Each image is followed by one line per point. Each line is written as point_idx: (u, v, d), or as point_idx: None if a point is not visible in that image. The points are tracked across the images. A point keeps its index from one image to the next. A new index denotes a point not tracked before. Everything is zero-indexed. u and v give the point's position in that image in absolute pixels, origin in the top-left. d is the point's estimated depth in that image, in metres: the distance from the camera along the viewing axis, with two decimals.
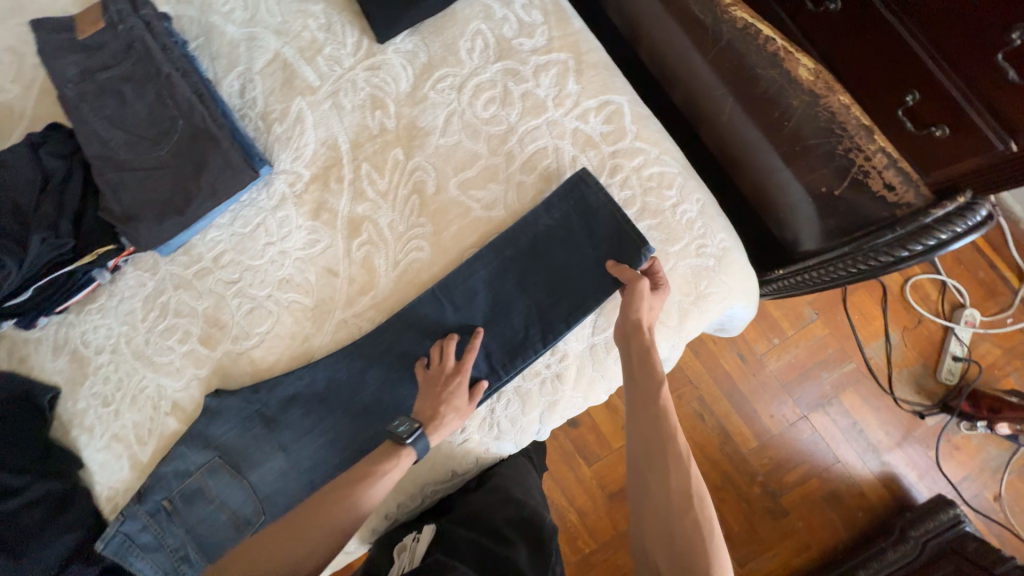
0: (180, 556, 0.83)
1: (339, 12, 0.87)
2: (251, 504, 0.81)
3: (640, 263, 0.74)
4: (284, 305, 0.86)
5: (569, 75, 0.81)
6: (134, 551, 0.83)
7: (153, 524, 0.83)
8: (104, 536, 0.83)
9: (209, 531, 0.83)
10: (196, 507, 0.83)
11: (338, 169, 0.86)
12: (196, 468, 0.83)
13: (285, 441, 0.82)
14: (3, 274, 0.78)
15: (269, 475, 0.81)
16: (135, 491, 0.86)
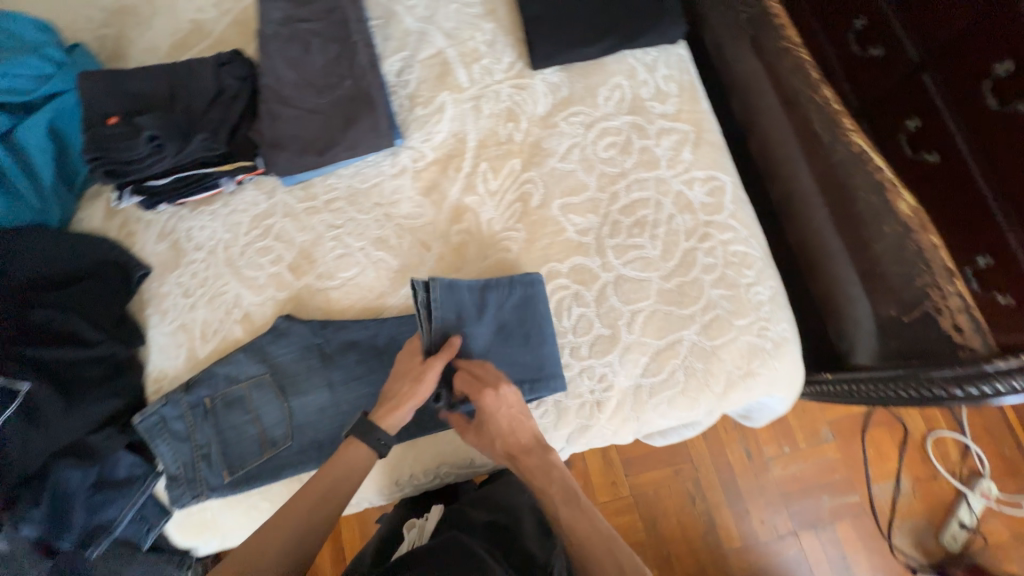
0: (199, 454, 0.86)
1: (504, 34, 0.99)
2: (284, 427, 0.86)
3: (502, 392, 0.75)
4: (372, 260, 0.94)
5: (687, 144, 0.90)
6: (161, 436, 0.87)
7: (188, 416, 0.88)
8: (143, 411, 0.88)
9: (235, 440, 0.86)
10: (233, 413, 0.87)
11: (460, 160, 0.95)
12: (246, 378, 0.89)
13: (334, 380, 0.88)
14: (158, 155, 0.87)
15: (309, 407, 0.86)
16: (184, 381, 0.91)
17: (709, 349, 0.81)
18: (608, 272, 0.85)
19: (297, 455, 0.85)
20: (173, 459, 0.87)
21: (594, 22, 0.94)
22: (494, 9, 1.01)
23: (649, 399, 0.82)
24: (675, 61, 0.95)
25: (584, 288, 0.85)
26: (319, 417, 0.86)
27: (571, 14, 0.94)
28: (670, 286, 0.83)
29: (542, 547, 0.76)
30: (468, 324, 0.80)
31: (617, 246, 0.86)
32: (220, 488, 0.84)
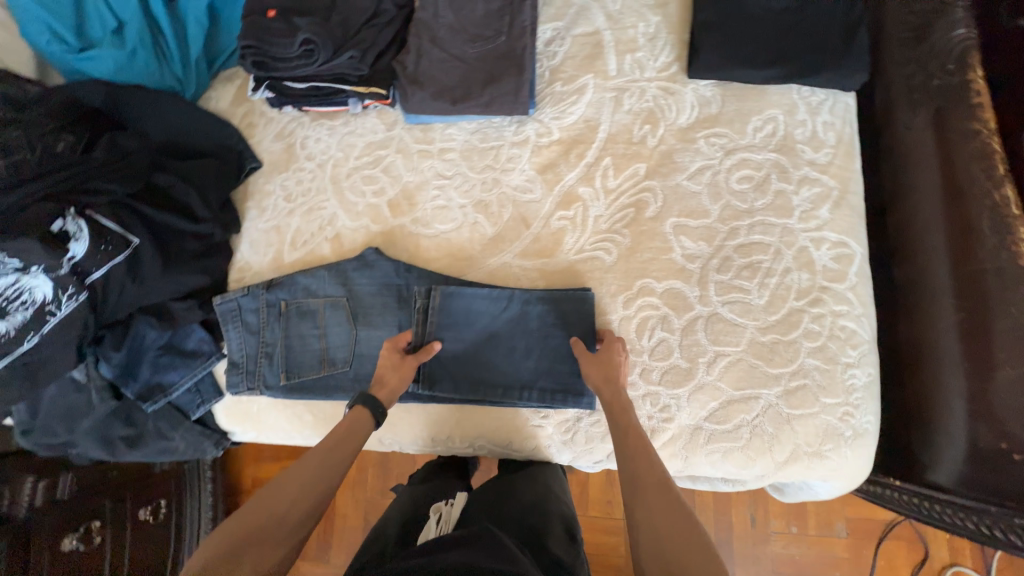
0: (264, 351, 0.90)
1: (668, 32, 0.94)
2: (345, 352, 0.88)
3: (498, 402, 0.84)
4: (469, 220, 0.93)
5: (827, 201, 0.84)
6: (233, 323, 0.91)
7: (261, 313, 0.91)
8: (223, 295, 0.92)
9: (298, 349, 0.89)
10: (303, 324, 0.90)
11: (584, 147, 0.92)
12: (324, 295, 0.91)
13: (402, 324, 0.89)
14: (305, 62, 0.89)
15: (372, 341, 0.89)
16: (266, 279, 0.94)
17: (784, 415, 0.78)
18: (703, 305, 0.82)
19: (350, 381, 0.88)
20: (238, 348, 0.90)
21: (770, 45, 0.87)
22: (665, 2, 0.96)
23: (703, 444, 0.79)
24: (842, 110, 0.88)
25: (673, 314, 0.83)
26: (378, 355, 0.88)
27: (749, 29, 0.88)
28: (763, 340, 0.79)
29: (569, 552, 0.73)
30: (459, 327, 0.86)
31: (720, 283, 0.82)
32: (274, 389, 0.88)
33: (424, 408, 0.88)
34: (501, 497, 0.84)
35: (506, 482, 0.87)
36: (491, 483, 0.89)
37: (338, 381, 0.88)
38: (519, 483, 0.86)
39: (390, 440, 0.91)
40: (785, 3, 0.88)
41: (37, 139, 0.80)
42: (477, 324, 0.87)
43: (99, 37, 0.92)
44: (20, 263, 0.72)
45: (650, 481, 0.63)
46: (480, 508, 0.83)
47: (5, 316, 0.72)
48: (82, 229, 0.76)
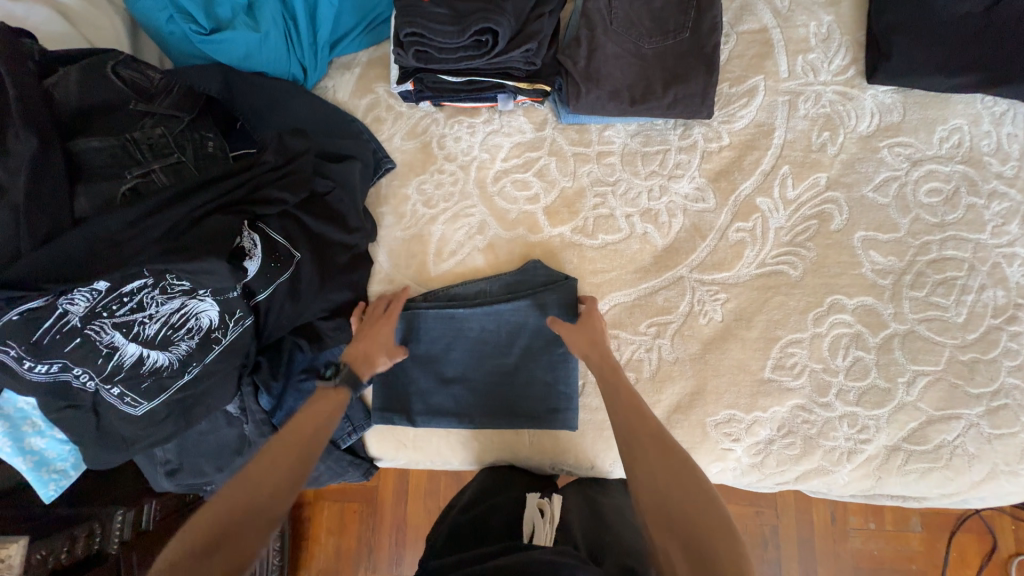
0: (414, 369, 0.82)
1: (842, 34, 0.90)
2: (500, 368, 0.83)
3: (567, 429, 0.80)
4: (637, 231, 0.87)
5: (1017, 216, 0.82)
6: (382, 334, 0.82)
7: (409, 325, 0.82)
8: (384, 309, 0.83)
9: (461, 369, 0.82)
10: (464, 339, 0.82)
11: (759, 154, 0.87)
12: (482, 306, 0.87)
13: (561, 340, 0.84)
14: (471, 54, 0.81)
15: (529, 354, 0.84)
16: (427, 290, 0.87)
17: (986, 435, 0.77)
18: (899, 322, 0.80)
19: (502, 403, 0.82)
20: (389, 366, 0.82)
21: (965, 50, 0.83)
22: (838, 0, 0.91)
23: (901, 465, 0.78)
24: (1022, 120, 0.86)
25: (867, 332, 0.80)
26: (538, 376, 0.81)
27: (941, 33, 0.84)
28: (962, 358, 0.78)
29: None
30: (432, 343, 0.82)
31: (916, 300, 0.80)
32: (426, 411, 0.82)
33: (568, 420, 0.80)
34: (597, 526, 0.74)
35: (600, 513, 0.77)
36: (583, 502, 0.81)
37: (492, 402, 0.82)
38: (618, 516, 0.78)
39: (533, 457, 0.85)
40: (969, 7, 0.84)
41: (179, 136, 0.70)
42: (464, 339, 0.82)
43: (228, 15, 0.80)
44: (187, 286, 0.63)
45: (623, 392, 0.65)
46: (587, 528, 0.75)
47: (171, 346, 0.64)
48: (254, 245, 0.68)
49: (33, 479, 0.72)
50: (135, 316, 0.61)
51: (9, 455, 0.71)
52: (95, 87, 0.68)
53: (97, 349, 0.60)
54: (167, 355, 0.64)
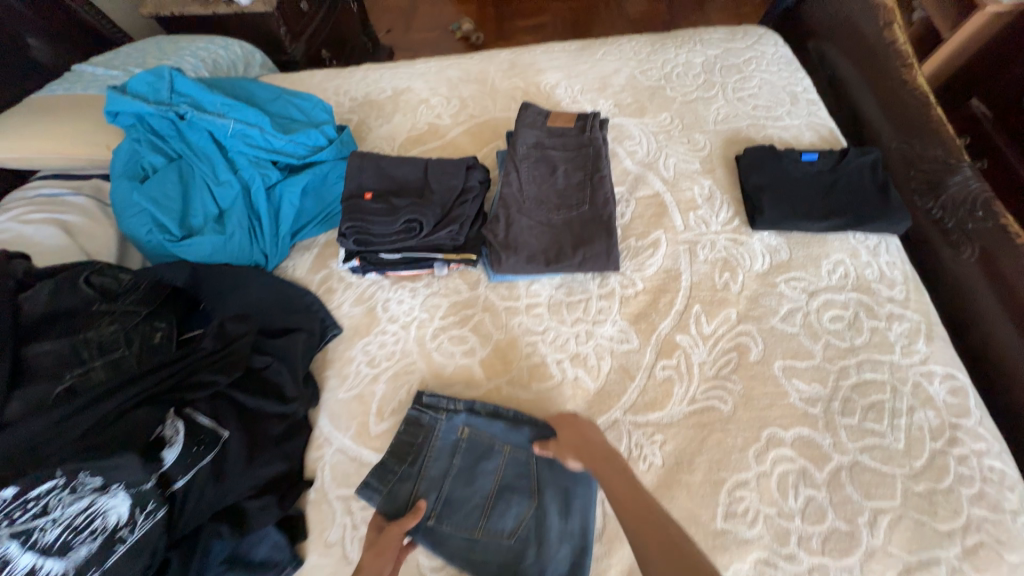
0: (399, 494, 0.79)
1: (722, 193, 1.07)
2: (481, 515, 0.77)
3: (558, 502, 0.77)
4: (569, 376, 0.91)
5: (920, 335, 0.87)
6: (393, 457, 0.83)
7: (412, 461, 0.82)
8: (394, 499, 0.79)
9: (462, 515, 0.78)
10: (467, 519, 0.77)
11: (671, 296, 0.96)
12: (496, 458, 0.82)
13: (554, 529, 0.75)
14: (405, 236, 0.94)
15: (517, 518, 0.77)
16: (436, 490, 0.80)
17: None
18: (841, 453, 0.78)
19: (463, 541, 0.76)
20: (377, 483, 0.80)
21: (824, 200, 0.98)
22: (712, 169, 1.11)
23: None
24: (896, 250, 0.97)
25: (812, 467, 0.78)
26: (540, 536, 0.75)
27: (798, 189, 1.00)
28: (918, 490, 0.75)
29: None
30: (435, 519, 0.77)
31: (851, 428, 0.80)
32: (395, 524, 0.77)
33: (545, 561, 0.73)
34: None
35: None
36: None
37: (452, 543, 0.76)
38: None
39: None
40: (816, 168, 1.03)
41: (131, 329, 0.78)
42: (469, 526, 0.77)
43: (199, 223, 0.94)
44: (99, 481, 0.63)
45: (606, 458, 0.71)
46: None
47: (69, 553, 0.61)
48: (177, 431, 0.70)
49: None
50: (37, 521, 0.60)
51: None
52: (60, 298, 0.77)
53: None
54: (63, 564, 0.60)
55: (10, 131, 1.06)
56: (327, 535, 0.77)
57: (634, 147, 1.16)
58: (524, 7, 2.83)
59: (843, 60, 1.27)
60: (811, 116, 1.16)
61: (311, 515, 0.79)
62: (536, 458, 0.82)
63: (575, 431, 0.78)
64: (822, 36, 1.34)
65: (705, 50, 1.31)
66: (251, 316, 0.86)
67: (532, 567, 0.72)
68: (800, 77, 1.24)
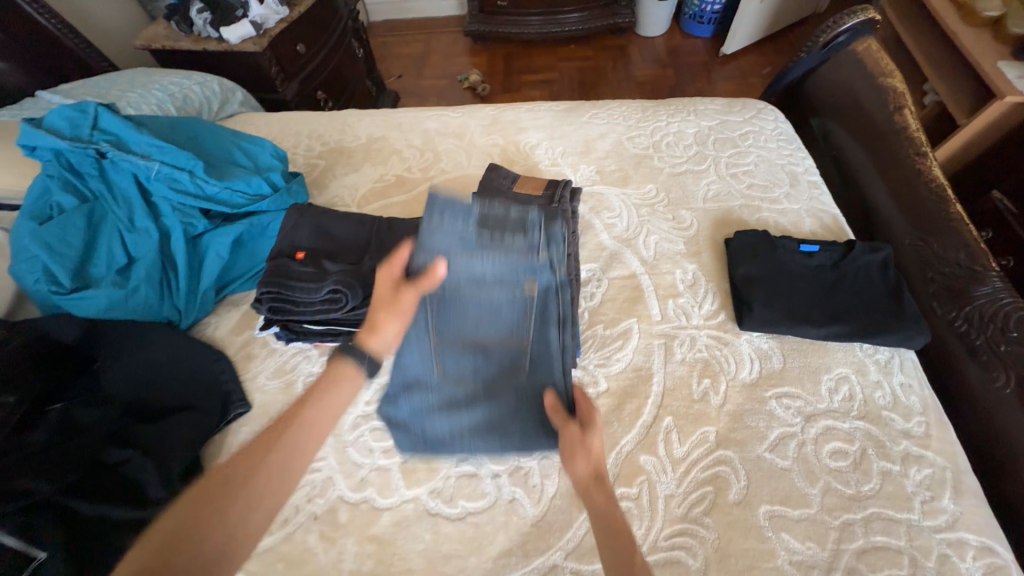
0: (448, 251, 0.70)
1: (707, 281, 0.93)
2: (450, 343, 0.75)
3: (486, 412, 0.76)
4: (505, 496, 0.73)
5: (946, 487, 0.69)
6: (476, 221, 0.69)
7: (483, 237, 0.70)
8: (442, 237, 0.70)
9: (454, 317, 0.74)
10: (442, 329, 0.74)
11: (639, 402, 0.80)
12: (516, 337, 0.75)
13: (459, 421, 0.76)
14: (332, 305, 0.81)
15: (461, 376, 0.76)
16: (444, 294, 0.73)
17: None
18: None
19: (421, 335, 0.75)
20: (443, 221, 0.69)
21: (826, 301, 0.84)
22: (698, 251, 0.98)
23: None
24: (912, 368, 0.81)
25: None
26: (468, 399, 0.76)
27: (795, 285, 0.86)
28: None
29: None
30: (439, 292, 0.73)
31: None
32: (421, 259, 0.70)
33: (435, 425, 0.76)
34: None
35: None
36: None
37: (418, 323, 0.74)
38: None
39: None
40: (816, 261, 0.89)
41: None
42: (428, 339, 0.75)
43: (100, 273, 0.83)
44: None
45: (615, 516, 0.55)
46: None
47: None
48: None
49: None
50: None
51: None
52: None
53: None
54: None
55: None
56: None
57: (613, 220, 1.04)
58: (533, 62, 2.86)
59: (852, 141, 1.16)
60: (812, 201, 1.03)
61: None
62: (527, 379, 0.76)
63: (587, 414, 0.67)
64: (828, 113, 1.24)
65: (699, 121, 1.22)
66: (113, 397, 0.75)
67: (434, 418, 0.76)
68: (801, 157, 1.13)
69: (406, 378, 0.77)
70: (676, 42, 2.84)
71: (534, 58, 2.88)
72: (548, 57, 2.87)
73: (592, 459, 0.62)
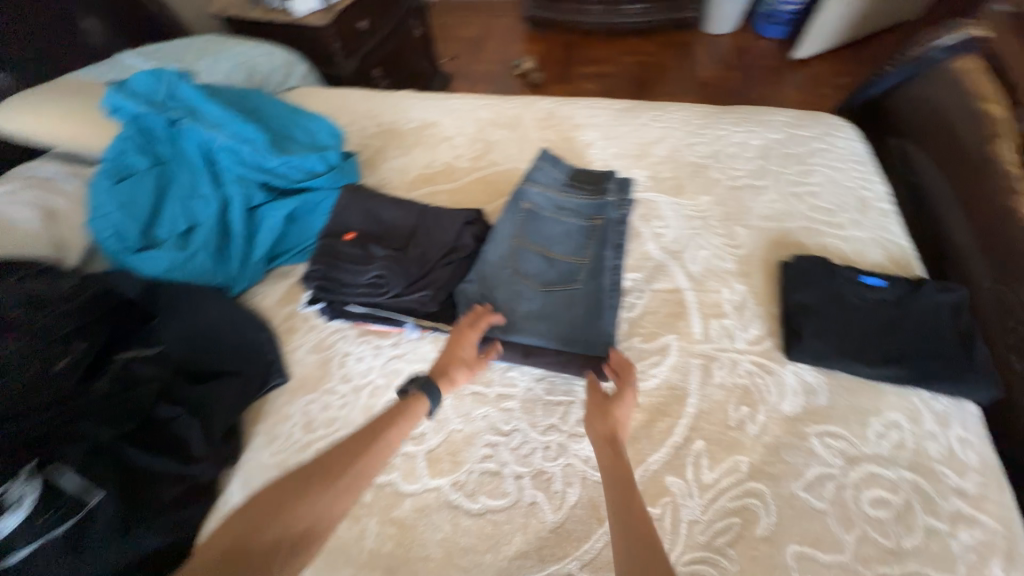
0: (544, 187, 0.92)
1: (756, 304, 0.89)
2: (525, 245, 0.87)
3: (541, 308, 0.82)
4: (525, 498, 0.74)
5: (997, 554, 0.64)
6: (568, 175, 0.94)
7: (573, 184, 0.92)
8: (547, 175, 0.93)
9: (536, 228, 0.89)
10: (522, 234, 0.88)
11: (670, 421, 0.78)
12: (581, 252, 0.86)
13: (515, 311, 0.82)
14: (374, 289, 0.84)
15: (527, 274, 0.85)
16: (535, 210, 0.90)
17: None
18: None
19: (505, 236, 0.88)
20: (544, 168, 0.94)
21: (887, 341, 0.79)
22: (750, 271, 0.94)
23: None
24: (973, 422, 0.75)
25: None
26: (530, 293, 0.83)
27: (852, 319, 0.81)
28: None
29: None
30: (531, 209, 0.90)
31: None
32: (525, 184, 0.91)
33: (496, 309, 0.83)
34: None
35: None
36: None
37: (507, 226, 0.89)
38: None
39: None
40: (880, 295, 0.83)
41: (38, 352, 0.72)
42: (510, 241, 0.88)
43: (164, 236, 0.87)
44: None
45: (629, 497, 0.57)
46: None
47: None
48: (23, 498, 0.60)
49: None
50: None
51: None
52: None
53: None
54: None
55: (37, 105, 1.05)
56: None
57: (662, 230, 1.01)
58: (590, 53, 2.79)
59: (932, 168, 1.08)
60: (880, 230, 0.97)
61: None
62: (584, 287, 0.83)
63: (624, 396, 0.69)
64: (909, 134, 1.15)
65: (765, 133, 1.15)
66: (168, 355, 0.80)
67: (496, 302, 0.83)
68: (874, 181, 1.05)
69: (480, 268, 0.86)
70: (745, 42, 2.70)
71: (592, 49, 2.81)
72: (607, 48, 2.79)
73: (609, 422, 0.67)
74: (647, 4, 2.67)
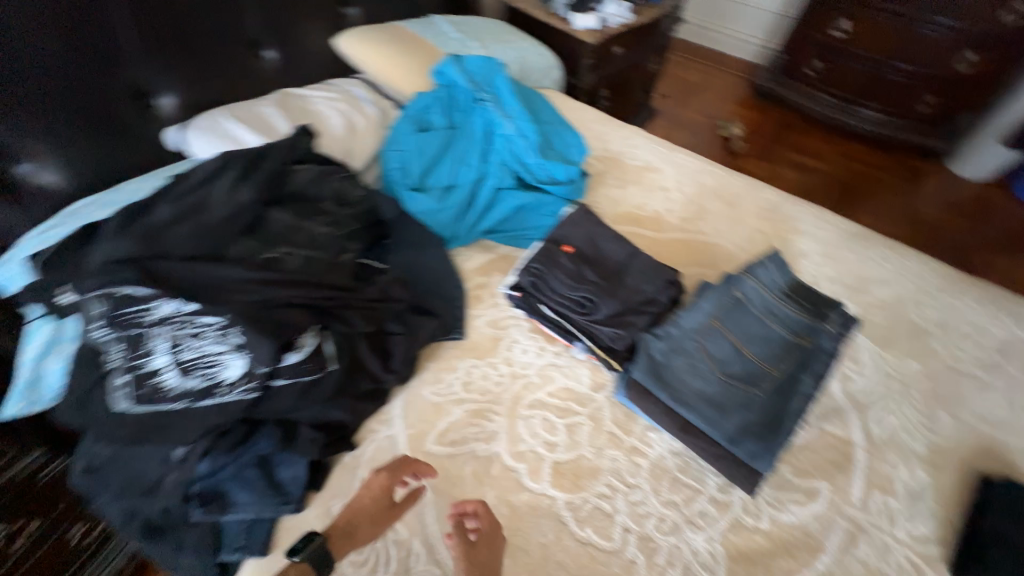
0: (761, 285, 0.94)
1: (933, 501, 0.82)
2: (722, 330, 0.90)
3: (715, 394, 0.84)
4: (626, 553, 0.77)
5: None
6: (788, 284, 0.95)
7: (789, 296, 0.94)
8: (768, 277, 0.95)
9: (739, 319, 0.91)
10: (722, 318, 0.91)
11: (794, 566, 0.76)
12: (772, 362, 0.87)
13: (689, 386, 0.85)
14: (572, 305, 0.94)
15: (714, 357, 0.88)
16: (744, 303, 0.93)
17: None
18: None
19: (706, 313, 0.92)
20: (768, 269, 0.96)
21: None
22: (939, 465, 0.86)
23: None
24: None
25: None
26: (709, 376, 0.86)
27: None
28: None
29: None
30: (740, 299, 0.93)
31: None
32: (744, 275, 0.95)
33: (672, 375, 0.86)
34: None
35: None
36: None
37: (711, 305, 0.93)
38: None
39: None
40: None
41: (334, 239, 0.90)
42: (710, 319, 0.91)
43: (432, 185, 1.06)
44: (241, 341, 0.74)
45: None
46: None
47: (186, 375, 0.73)
48: (305, 343, 0.78)
49: (15, 392, 0.80)
50: (185, 340, 0.74)
51: (26, 362, 0.80)
52: (315, 184, 0.93)
53: (141, 347, 0.73)
54: (177, 381, 0.73)
55: (376, 42, 1.29)
56: (331, 505, 0.79)
57: (854, 374, 0.96)
58: (807, 143, 2.62)
59: None
60: None
61: (335, 476, 0.81)
62: (764, 396, 0.84)
63: (483, 544, 0.74)
64: None
65: (1015, 329, 1.03)
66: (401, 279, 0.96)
67: (675, 367, 0.87)
68: None
69: (672, 329, 0.91)
70: (993, 199, 2.36)
71: (810, 139, 2.63)
72: (828, 144, 2.58)
73: (485, 557, 0.72)
74: (886, 116, 2.47)
